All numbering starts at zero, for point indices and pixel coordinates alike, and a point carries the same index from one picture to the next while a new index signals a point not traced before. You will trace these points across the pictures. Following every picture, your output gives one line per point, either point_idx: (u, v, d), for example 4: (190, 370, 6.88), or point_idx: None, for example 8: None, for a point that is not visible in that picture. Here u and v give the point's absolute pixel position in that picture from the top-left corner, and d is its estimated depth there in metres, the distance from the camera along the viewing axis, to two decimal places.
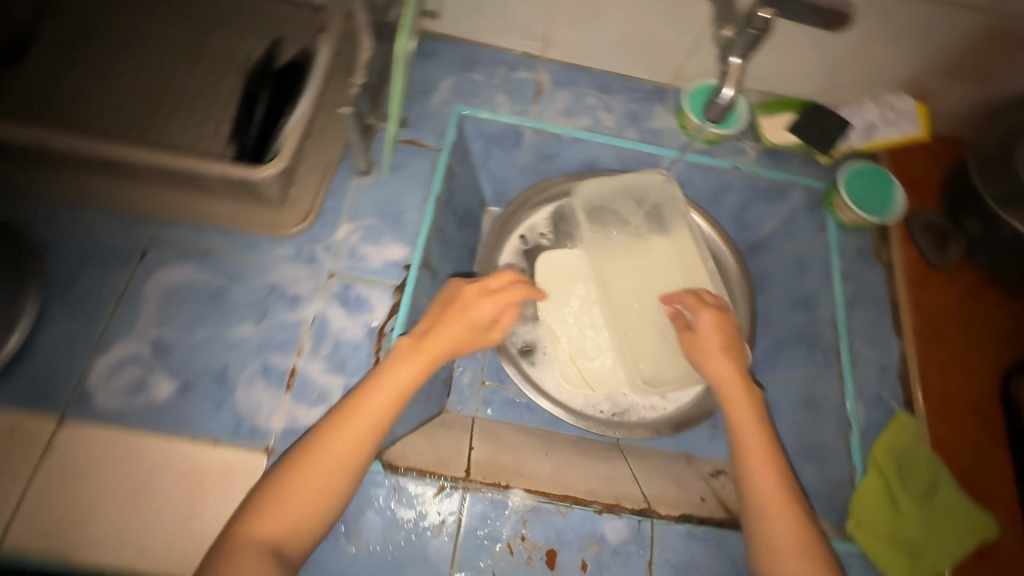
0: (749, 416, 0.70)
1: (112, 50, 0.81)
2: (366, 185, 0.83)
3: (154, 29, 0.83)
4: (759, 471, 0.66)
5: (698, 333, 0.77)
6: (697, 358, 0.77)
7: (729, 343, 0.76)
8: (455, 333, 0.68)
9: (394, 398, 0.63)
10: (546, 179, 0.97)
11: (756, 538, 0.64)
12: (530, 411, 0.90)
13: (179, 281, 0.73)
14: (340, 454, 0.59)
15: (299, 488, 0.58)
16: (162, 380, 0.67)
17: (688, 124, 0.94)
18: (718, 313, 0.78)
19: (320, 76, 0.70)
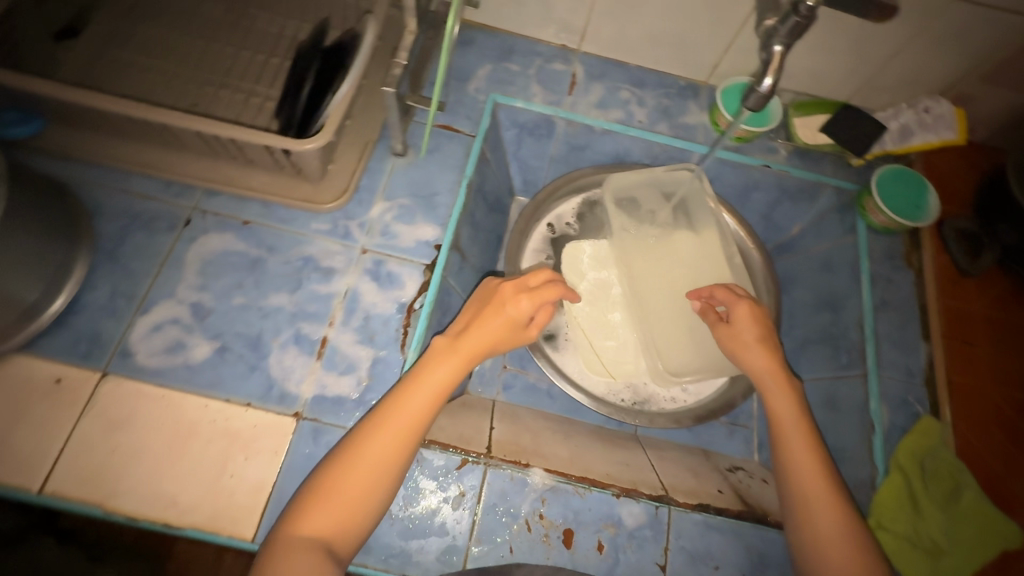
0: (790, 409, 0.70)
1: (168, 28, 0.86)
2: (401, 167, 0.85)
3: (208, 10, 0.87)
4: (800, 461, 0.67)
5: (733, 325, 0.76)
6: (733, 350, 0.76)
7: (765, 335, 0.74)
8: (491, 327, 0.66)
9: (433, 396, 0.63)
10: (576, 170, 0.98)
11: (805, 537, 0.64)
12: (550, 398, 0.91)
13: (219, 249, 0.75)
14: (379, 455, 0.59)
15: (343, 491, 0.58)
16: (200, 341, 0.70)
17: (720, 121, 0.95)
18: (752, 304, 0.76)
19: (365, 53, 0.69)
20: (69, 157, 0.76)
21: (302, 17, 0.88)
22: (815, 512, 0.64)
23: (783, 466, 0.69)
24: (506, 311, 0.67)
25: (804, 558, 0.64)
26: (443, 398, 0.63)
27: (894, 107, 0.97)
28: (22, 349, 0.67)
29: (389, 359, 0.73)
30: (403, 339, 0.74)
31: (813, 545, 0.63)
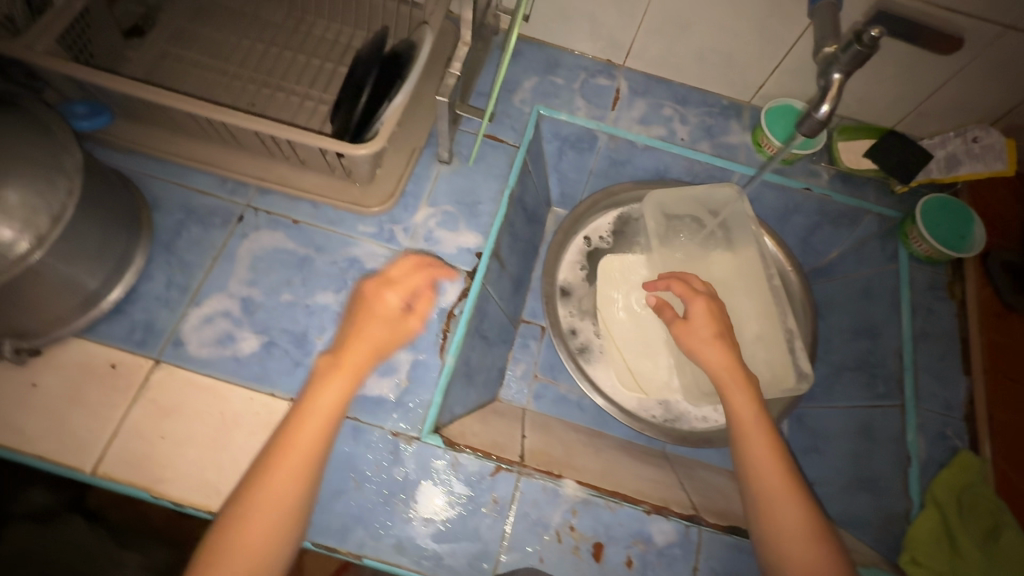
0: (748, 406, 0.66)
1: (231, 32, 0.89)
2: (446, 174, 0.86)
3: (269, 16, 0.91)
4: (761, 454, 0.64)
5: (690, 320, 0.73)
6: (690, 348, 0.72)
7: (721, 331, 0.71)
8: (374, 330, 0.60)
9: (321, 424, 0.56)
10: (614, 186, 0.97)
11: (769, 536, 0.62)
12: (580, 409, 0.92)
13: (270, 246, 0.77)
14: (277, 501, 0.53)
15: (238, 552, 0.51)
16: (249, 335, 0.72)
17: (763, 142, 0.95)
18: (709, 301, 0.74)
19: (422, 61, 0.68)
20: (132, 151, 0.80)
21: (357, 28, 0.92)
22: (777, 518, 0.61)
23: (746, 468, 0.65)
24: (381, 305, 0.61)
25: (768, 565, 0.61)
26: (333, 424, 0.57)
27: (942, 135, 0.96)
28: (82, 334, 0.70)
29: (428, 363, 0.75)
30: (442, 345, 0.76)
31: (774, 538, 0.61)
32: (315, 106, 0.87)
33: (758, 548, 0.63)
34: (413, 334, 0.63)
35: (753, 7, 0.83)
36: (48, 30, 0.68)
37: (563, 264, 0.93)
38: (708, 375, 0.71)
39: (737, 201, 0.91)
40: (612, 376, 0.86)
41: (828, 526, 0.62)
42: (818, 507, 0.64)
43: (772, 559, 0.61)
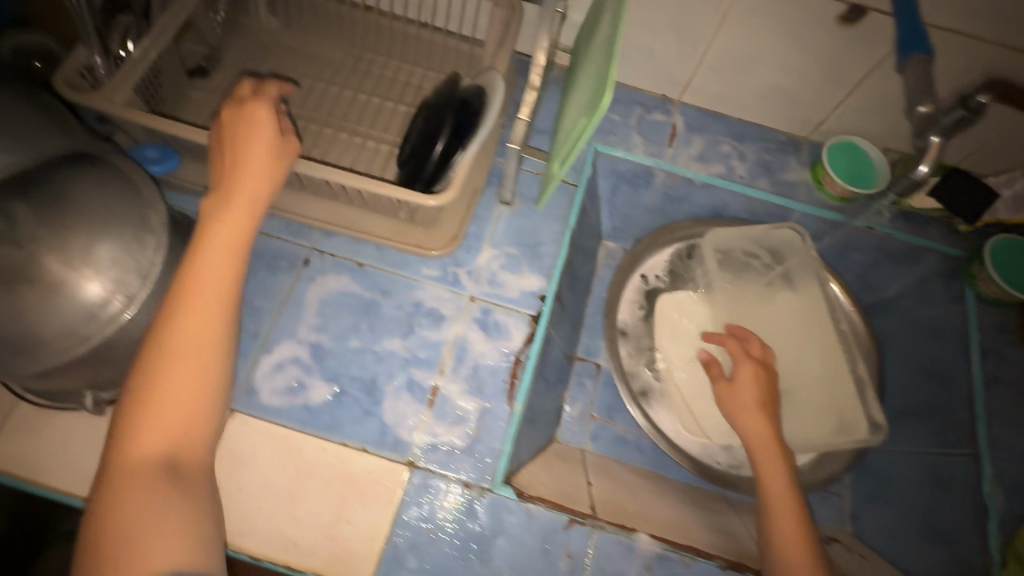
0: (782, 482, 0.66)
1: (296, 74, 0.91)
2: (507, 214, 0.86)
3: (333, 58, 0.92)
4: (786, 525, 0.62)
5: (735, 383, 0.74)
6: (731, 413, 0.73)
7: (766, 400, 0.72)
8: (254, 153, 0.60)
9: (229, 246, 0.56)
10: (679, 221, 1.00)
11: None
12: (638, 450, 0.91)
13: (336, 290, 0.77)
14: (196, 339, 0.53)
15: (167, 390, 0.51)
16: (319, 383, 0.72)
17: (824, 180, 0.93)
18: (758, 367, 0.75)
19: (496, 111, 0.67)
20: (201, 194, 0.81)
21: (416, 66, 0.94)
22: None
23: (767, 547, 0.62)
24: (258, 129, 0.60)
25: None
26: (242, 246, 0.57)
27: (1009, 173, 0.95)
28: None
29: (496, 410, 0.74)
30: (509, 391, 0.75)
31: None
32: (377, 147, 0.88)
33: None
34: (293, 150, 0.63)
35: (820, 47, 0.83)
36: (128, 79, 0.69)
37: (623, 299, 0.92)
38: (745, 445, 0.71)
39: (798, 242, 0.88)
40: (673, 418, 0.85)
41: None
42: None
43: None
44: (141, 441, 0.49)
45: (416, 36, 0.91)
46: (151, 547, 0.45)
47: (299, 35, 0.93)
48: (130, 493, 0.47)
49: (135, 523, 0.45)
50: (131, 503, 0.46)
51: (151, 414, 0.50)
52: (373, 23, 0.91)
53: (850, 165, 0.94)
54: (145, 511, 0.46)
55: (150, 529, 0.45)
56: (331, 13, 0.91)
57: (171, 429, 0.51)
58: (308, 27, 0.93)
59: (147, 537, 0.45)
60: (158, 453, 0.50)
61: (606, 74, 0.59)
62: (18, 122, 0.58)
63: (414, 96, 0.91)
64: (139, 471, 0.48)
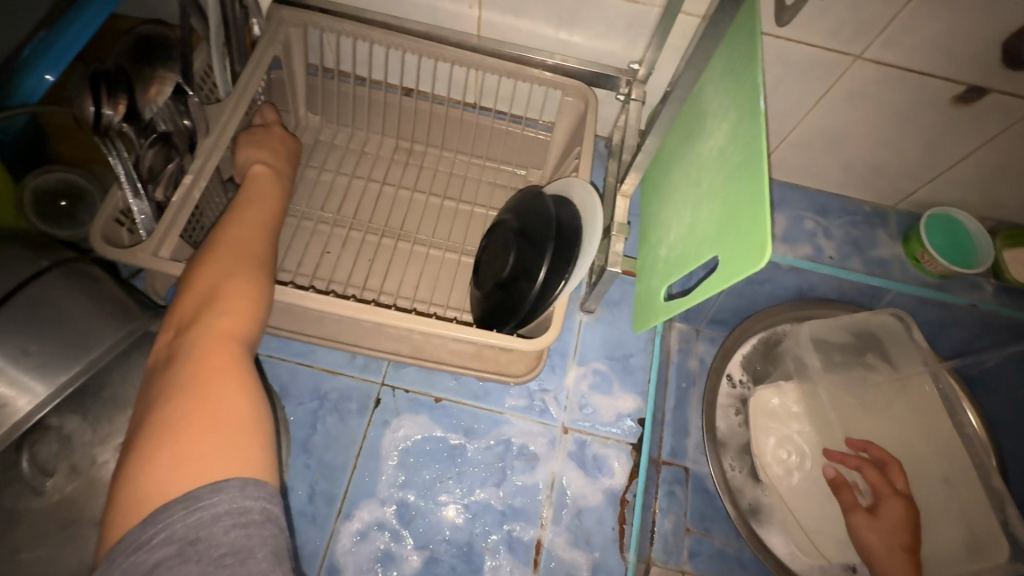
0: None
1: (344, 176, 0.82)
2: (591, 325, 0.78)
3: (383, 155, 0.85)
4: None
5: (878, 517, 0.74)
6: (869, 547, 0.73)
7: (912, 543, 0.72)
8: (281, 153, 0.68)
9: (271, 203, 0.60)
10: (772, 304, 0.90)
11: None
12: (741, 567, 0.79)
13: (415, 435, 0.69)
14: (272, 201, 0.60)
15: (253, 212, 0.57)
16: (410, 551, 0.64)
17: (922, 256, 0.85)
18: (906, 506, 0.75)
19: (594, 242, 0.60)
20: None
21: (472, 156, 0.86)
22: None
23: None
24: (275, 137, 0.69)
25: None
26: (283, 208, 0.62)
27: None
28: None
29: (608, 562, 0.66)
30: (620, 540, 0.67)
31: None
32: (441, 256, 0.79)
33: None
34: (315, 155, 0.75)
35: (923, 124, 0.76)
36: (174, 224, 0.60)
37: (720, 405, 0.86)
38: None
39: (899, 328, 0.81)
40: (789, 541, 0.79)
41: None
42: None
43: None
44: (213, 326, 0.44)
45: (476, 125, 0.83)
46: (248, 435, 0.38)
47: (346, 134, 0.85)
48: (213, 370, 0.40)
49: (228, 409, 0.38)
50: (211, 388, 0.39)
51: (218, 306, 0.46)
52: (425, 113, 0.83)
53: (947, 240, 0.87)
54: (237, 391, 0.40)
55: (246, 412, 0.39)
56: (379, 106, 0.83)
57: (241, 311, 0.46)
58: (353, 121, 0.85)
59: (242, 426, 0.38)
60: (232, 328, 0.45)
61: (745, 188, 0.52)
62: (76, 333, 0.48)
63: (475, 193, 0.84)
64: (219, 351, 0.42)
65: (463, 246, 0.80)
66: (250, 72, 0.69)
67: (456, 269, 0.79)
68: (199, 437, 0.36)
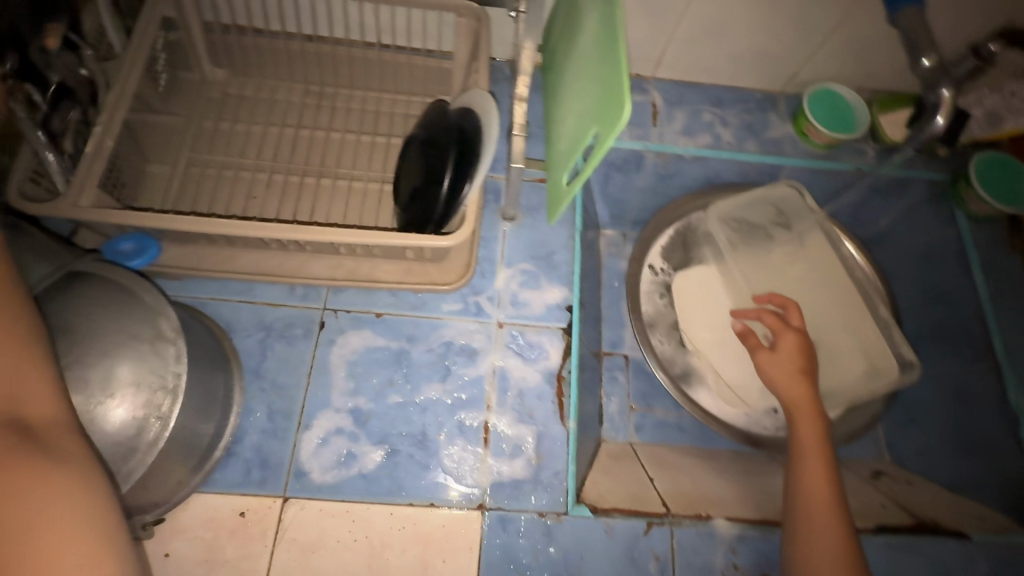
0: (814, 434, 0.72)
1: (260, 124, 0.85)
2: (512, 231, 0.84)
3: (294, 100, 0.87)
4: (815, 473, 0.68)
5: (777, 352, 0.79)
6: (771, 377, 0.79)
7: (806, 367, 0.78)
8: None
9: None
10: (679, 197, 0.99)
11: (799, 555, 0.64)
12: (679, 430, 0.88)
13: (361, 347, 0.74)
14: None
15: None
16: (368, 448, 0.69)
17: (807, 129, 0.95)
18: (799, 338, 0.80)
19: (494, 134, 0.64)
20: (188, 277, 0.74)
21: (383, 92, 0.89)
22: (816, 538, 0.63)
23: (794, 485, 0.69)
24: None
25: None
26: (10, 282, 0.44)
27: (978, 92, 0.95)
28: (200, 488, 0.66)
29: (550, 431, 0.73)
30: (560, 410, 0.74)
31: (805, 562, 0.63)
32: (362, 188, 0.83)
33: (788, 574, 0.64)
34: None
35: (791, 4, 0.84)
36: (89, 175, 0.63)
37: (642, 296, 0.94)
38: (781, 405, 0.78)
39: (795, 197, 0.89)
40: (717, 398, 0.88)
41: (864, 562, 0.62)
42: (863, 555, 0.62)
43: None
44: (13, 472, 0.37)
45: (381, 60, 0.87)
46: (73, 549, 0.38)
47: (253, 85, 0.87)
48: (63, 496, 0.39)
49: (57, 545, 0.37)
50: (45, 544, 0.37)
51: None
52: (330, 54, 0.86)
53: (831, 110, 0.95)
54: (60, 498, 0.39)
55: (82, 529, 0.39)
56: (282, 54, 0.86)
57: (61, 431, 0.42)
58: (261, 73, 0.87)
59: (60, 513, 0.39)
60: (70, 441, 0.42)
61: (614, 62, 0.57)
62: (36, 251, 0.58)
63: (391, 124, 0.88)
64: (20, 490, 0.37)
65: (384, 175, 0.84)
66: (142, 27, 0.72)
67: (380, 196, 0.83)
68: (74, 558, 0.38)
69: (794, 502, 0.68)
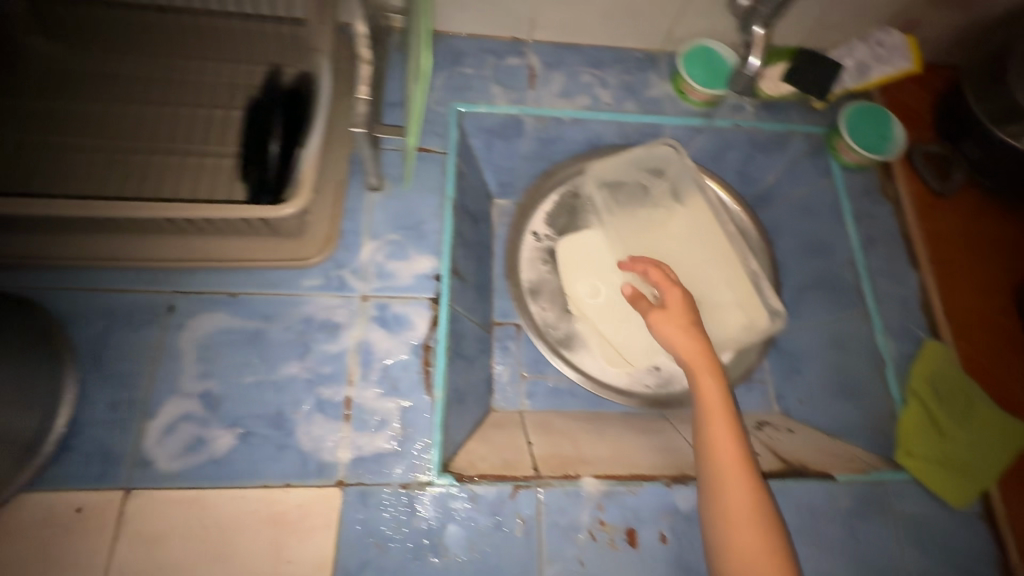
0: (712, 385, 0.68)
1: (86, 98, 0.77)
2: (380, 201, 0.81)
3: (126, 70, 0.79)
4: (718, 429, 0.64)
5: (667, 308, 0.76)
6: (662, 335, 0.75)
7: (695, 319, 0.75)
8: None
9: None
10: (562, 162, 0.98)
11: (715, 522, 0.61)
12: (572, 395, 0.91)
13: (214, 329, 0.71)
14: None
15: None
16: (220, 432, 0.67)
17: (684, 89, 0.94)
18: (684, 292, 0.78)
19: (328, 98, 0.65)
20: (19, 266, 0.70)
21: (227, 60, 0.81)
22: (727, 499, 0.60)
23: (699, 446, 0.65)
24: None
25: (719, 544, 0.60)
26: None
27: (848, 43, 0.96)
28: (32, 487, 0.62)
29: (416, 402, 0.71)
30: (426, 380, 0.73)
31: (723, 527, 0.60)
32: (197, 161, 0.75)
33: (708, 539, 0.61)
34: None
35: None
36: None
37: (522, 268, 0.94)
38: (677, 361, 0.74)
39: (674, 155, 0.88)
40: (598, 359, 0.90)
41: (778, 515, 0.60)
42: (776, 506, 0.61)
43: (720, 544, 0.60)
44: None
45: (228, 28, 0.79)
46: None
47: (83, 58, 0.79)
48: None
49: None
50: None
51: None
52: (172, 25, 0.80)
53: (705, 68, 0.94)
54: None
55: None
56: (124, 26, 0.79)
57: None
58: (90, 41, 0.79)
59: None
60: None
61: None
62: None
63: (237, 95, 0.79)
64: None
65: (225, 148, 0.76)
66: None
67: (220, 172, 0.74)
68: None
69: (700, 464, 0.64)
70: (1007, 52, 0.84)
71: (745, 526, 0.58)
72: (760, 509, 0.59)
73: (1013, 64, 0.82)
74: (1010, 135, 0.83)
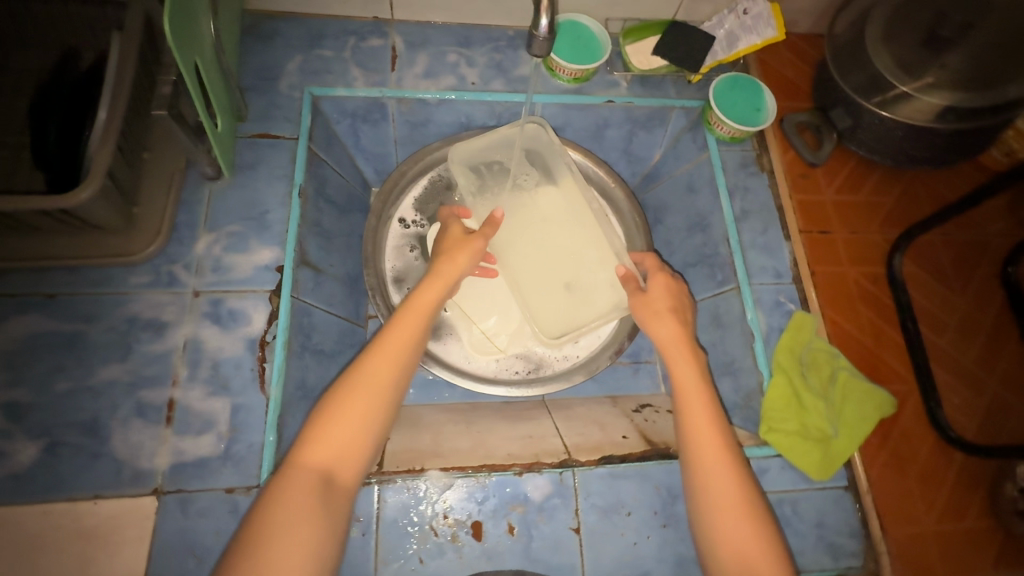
0: (693, 377, 0.67)
1: None
2: (220, 191, 0.77)
3: None
4: (701, 424, 0.63)
5: (648, 293, 0.74)
6: (643, 319, 0.73)
7: (677, 308, 0.73)
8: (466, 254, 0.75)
9: (404, 343, 0.66)
10: (428, 145, 0.94)
11: (705, 523, 0.60)
12: (450, 387, 0.88)
13: (24, 334, 0.66)
14: (375, 374, 0.62)
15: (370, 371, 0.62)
16: (23, 444, 0.62)
17: (553, 66, 0.90)
18: (670, 278, 0.76)
19: (115, 78, 0.61)
20: None
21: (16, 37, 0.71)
22: (713, 497, 0.59)
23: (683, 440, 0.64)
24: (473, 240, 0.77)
25: (708, 544, 0.59)
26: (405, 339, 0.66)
27: (716, 15, 0.95)
28: None
29: (249, 401, 0.67)
30: (261, 378, 0.68)
31: (712, 528, 0.59)
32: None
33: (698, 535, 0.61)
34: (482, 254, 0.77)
35: None
36: None
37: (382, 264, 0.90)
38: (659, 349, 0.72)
39: (541, 132, 0.85)
40: (464, 346, 0.86)
41: (769, 510, 0.60)
42: (765, 506, 0.60)
43: (707, 544, 0.59)
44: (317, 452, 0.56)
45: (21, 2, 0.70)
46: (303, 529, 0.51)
47: None
48: (310, 461, 0.56)
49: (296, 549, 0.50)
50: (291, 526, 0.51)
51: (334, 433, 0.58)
52: None
53: (574, 43, 0.90)
54: (313, 505, 0.53)
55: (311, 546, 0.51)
56: None
57: (385, 406, 0.62)
58: None
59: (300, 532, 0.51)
60: (362, 412, 0.60)
61: None
62: None
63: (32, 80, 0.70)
64: (300, 479, 0.54)
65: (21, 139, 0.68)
66: None
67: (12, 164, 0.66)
68: (300, 538, 0.51)
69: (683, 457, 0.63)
70: (863, 19, 0.83)
71: (733, 527, 0.58)
72: (751, 511, 0.58)
73: (868, 30, 0.81)
74: (873, 105, 0.82)
